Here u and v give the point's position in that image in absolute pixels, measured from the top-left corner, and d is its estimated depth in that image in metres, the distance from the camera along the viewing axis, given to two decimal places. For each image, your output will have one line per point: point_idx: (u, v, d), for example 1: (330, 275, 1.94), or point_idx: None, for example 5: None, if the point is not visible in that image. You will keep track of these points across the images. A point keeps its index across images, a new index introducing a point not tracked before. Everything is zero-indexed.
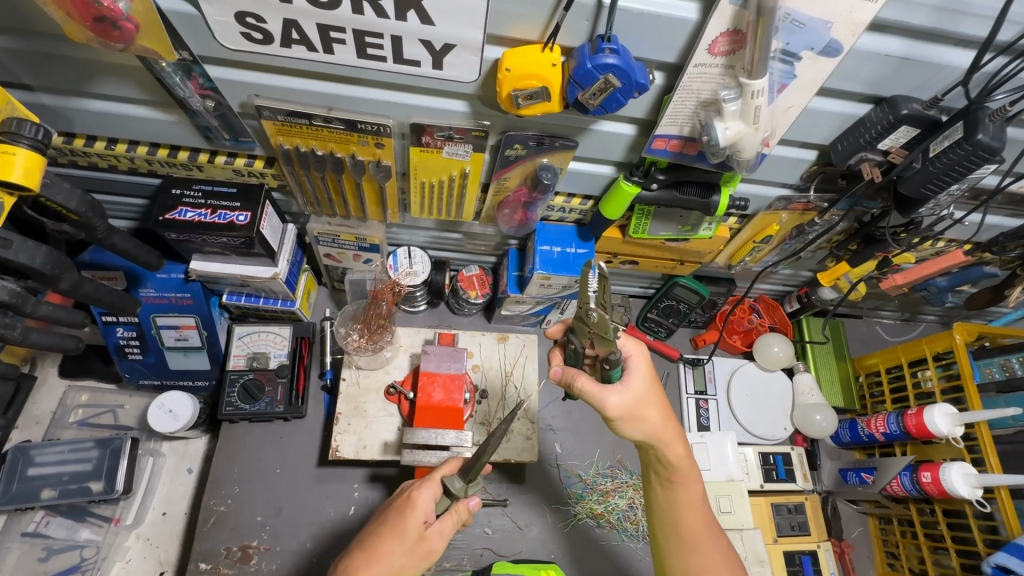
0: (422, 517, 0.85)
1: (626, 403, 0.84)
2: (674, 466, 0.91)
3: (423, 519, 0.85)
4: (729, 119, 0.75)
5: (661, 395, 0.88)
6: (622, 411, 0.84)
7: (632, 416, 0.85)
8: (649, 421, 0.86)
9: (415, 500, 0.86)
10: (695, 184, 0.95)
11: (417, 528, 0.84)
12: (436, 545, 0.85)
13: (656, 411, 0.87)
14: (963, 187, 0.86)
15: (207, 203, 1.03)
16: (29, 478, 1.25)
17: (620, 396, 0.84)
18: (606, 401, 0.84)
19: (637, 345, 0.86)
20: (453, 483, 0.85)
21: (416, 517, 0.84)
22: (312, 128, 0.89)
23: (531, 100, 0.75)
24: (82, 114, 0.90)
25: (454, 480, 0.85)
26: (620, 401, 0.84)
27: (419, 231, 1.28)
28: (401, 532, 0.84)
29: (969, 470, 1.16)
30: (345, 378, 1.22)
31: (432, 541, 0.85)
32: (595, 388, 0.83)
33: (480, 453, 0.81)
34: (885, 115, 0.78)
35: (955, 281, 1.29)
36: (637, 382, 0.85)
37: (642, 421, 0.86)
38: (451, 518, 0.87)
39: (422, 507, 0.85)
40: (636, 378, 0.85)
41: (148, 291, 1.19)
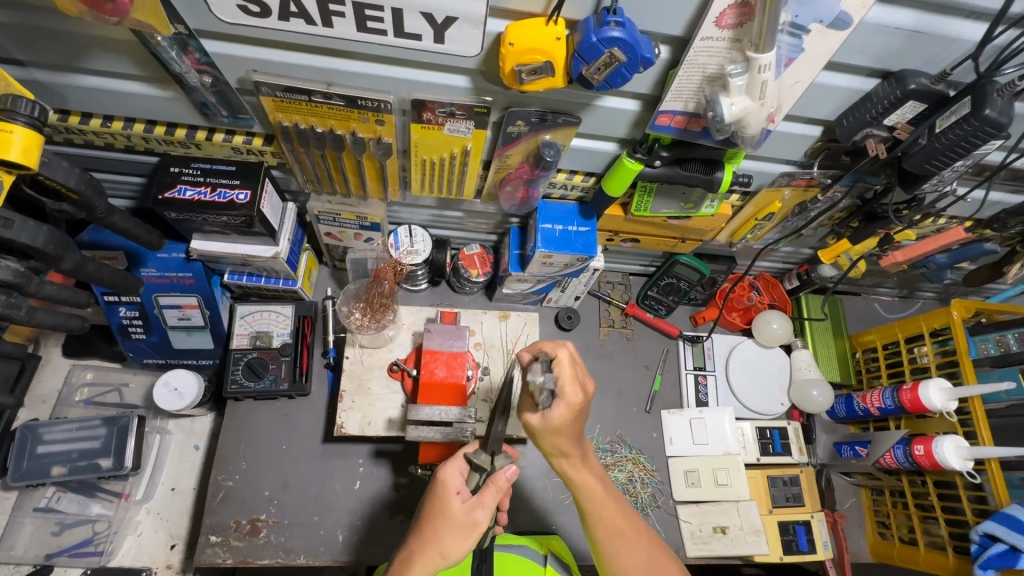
0: (455, 492, 0.86)
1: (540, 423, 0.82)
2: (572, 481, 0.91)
3: (457, 492, 0.86)
4: (735, 94, 0.74)
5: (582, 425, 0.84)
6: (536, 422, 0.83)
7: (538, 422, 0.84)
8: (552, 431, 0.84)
9: (444, 480, 0.87)
10: (698, 160, 0.94)
11: (455, 503, 0.85)
12: (481, 516, 0.84)
13: (565, 440, 0.84)
14: (968, 163, 0.86)
15: (206, 181, 1.02)
16: (38, 455, 1.27)
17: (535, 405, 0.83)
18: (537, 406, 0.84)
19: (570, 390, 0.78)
20: (477, 455, 0.88)
21: (450, 493, 0.85)
22: (311, 104, 0.87)
23: (535, 75, 0.74)
24: (77, 90, 0.88)
25: (478, 453, 0.88)
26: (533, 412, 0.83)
27: (419, 209, 1.27)
28: (443, 511, 0.85)
29: (961, 443, 1.19)
30: (348, 356, 1.23)
31: (475, 511, 0.84)
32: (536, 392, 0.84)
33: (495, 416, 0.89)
34: (892, 90, 0.78)
35: (954, 258, 1.29)
36: (558, 414, 0.79)
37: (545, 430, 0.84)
38: (492, 491, 0.86)
39: (452, 484, 0.87)
40: (556, 416, 0.79)
41: (149, 271, 1.19)
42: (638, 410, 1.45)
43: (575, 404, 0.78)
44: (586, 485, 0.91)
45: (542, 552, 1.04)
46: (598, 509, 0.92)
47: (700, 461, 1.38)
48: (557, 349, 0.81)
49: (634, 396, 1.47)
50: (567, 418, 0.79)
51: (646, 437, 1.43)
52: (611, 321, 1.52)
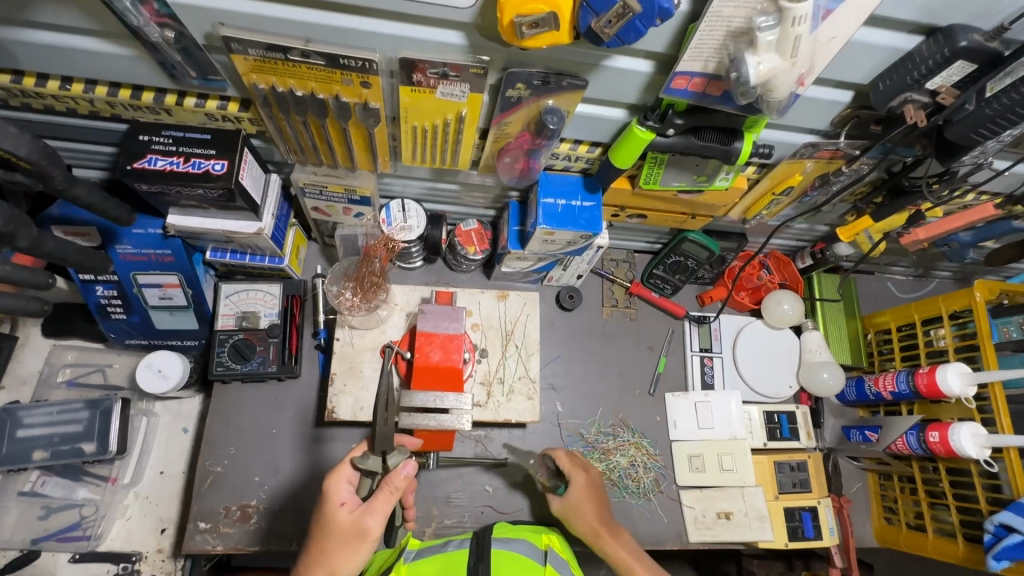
0: (340, 503, 0.85)
1: (564, 512, 1.13)
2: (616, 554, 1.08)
3: (342, 504, 0.85)
4: (762, 52, 0.66)
5: (597, 497, 1.14)
6: (561, 512, 1.14)
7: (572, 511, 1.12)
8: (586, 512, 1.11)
9: (329, 492, 0.86)
10: (716, 129, 0.86)
11: (340, 515, 0.84)
12: (371, 523, 0.84)
13: (590, 518, 1.11)
14: (1015, 132, 0.78)
15: (178, 150, 0.94)
16: (19, 439, 1.23)
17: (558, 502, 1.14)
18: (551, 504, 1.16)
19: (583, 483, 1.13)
20: (364, 462, 0.85)
21: (335, 506, 0.85)
22: (288, 64, 0.79)
23: (537, 29, 0.65)
24: (26, 48, 0.79)
25: (365, 459, 0.85)
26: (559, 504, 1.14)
27: (412, 181, 1.19)
28: (330, 523, 0.85)
29: (979, 431, 1.14)
30: (338, 338, 1.17)
31: (363, 519, 0.83)
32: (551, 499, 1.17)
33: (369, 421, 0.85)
34: (939, 48, 0.69)
35: (979, 236, 1.22)
36: (582, 502, 1.12)
37: (580, 514, 1.12)
38: (384, 495, 0.84)
39: (337, 496, 0.86)
40: (573, 494, 1.13)
41: (125, 248, 1.11)
42: (641, 393, 1.40)
43: (584, 482, 1.14)
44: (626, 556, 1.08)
45: (542, 549, 1.01)
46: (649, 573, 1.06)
47: (705, 446, 1.34)
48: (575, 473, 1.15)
49: (637, 379, 1.42)
50: (585, 491, 1.13)
51: (649, 421, 1.38)
52: (614, 301, 1.46)
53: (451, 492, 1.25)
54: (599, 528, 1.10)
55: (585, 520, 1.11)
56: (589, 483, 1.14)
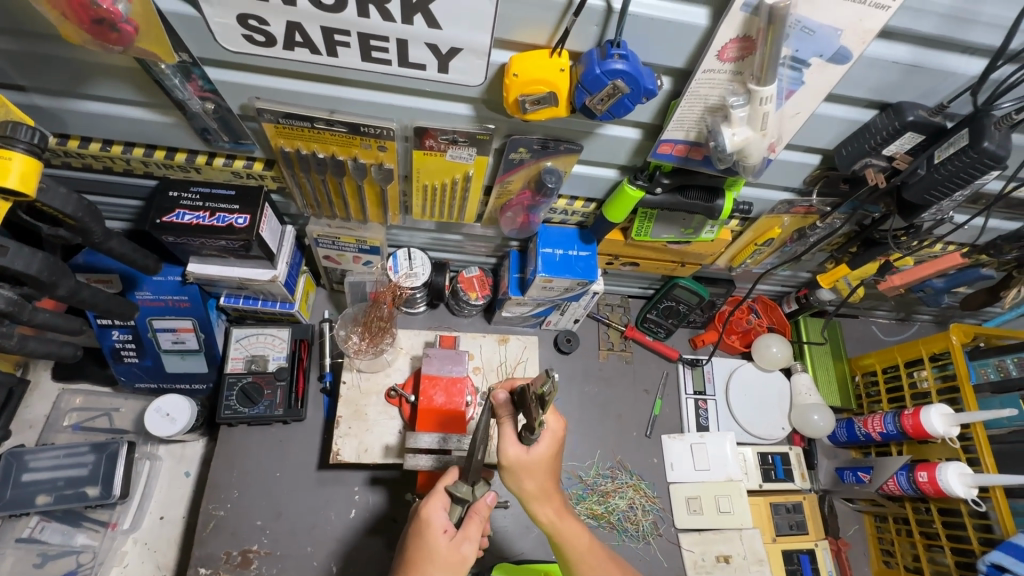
0: (442, 530, 0.85)
1: (518, 463, 0.89)
2: (555, 528, 0.93)
3: (443, 531, 0.84)
4: (737, 125, 0.75)
5: (554, 467, 0.93)
6: (516, 464, 0.89)
7: (519, 468, 0.90)
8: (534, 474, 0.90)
9: (428, 520, 0.85)
10: (700, 188, 0.95)
11: (442, 542, 0.84)
12: (469, 550, 0.85)
13: (542, 477, 0.91)
14: (966, 193, 0.87)
15: (204, 205, 1.01)
16: (23, 484, 1.23)
17: (515, 448, 0.89)
18: (506, 450, 0.89)
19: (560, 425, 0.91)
20: (459, 488, 0.86)
21: (436, 533, 0.84)
22: (312, 131, 0.87)
23: (538, 105, 0.74)
24: (78, 116, 0.88)
25: (459, 485, 0.87)
26: (513, 452, 0.89)
27: (418, 232, 1.27)
28: (429, 551, 0.83)
29: (965, 470, 1.17)
30: (345, 381, 1.21)
31: (462, 547, 0.84)
32: (507, 432, 0.90)
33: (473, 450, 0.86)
34: (891, 121, 0.78)
35: (951, 282, 1.28)
36: (541, 445, 0.89)
37: (530, 475, 0.90)
38: (476, 522, 0.87)
39: (438, 522, 0.85)
40: (545, 444, 0.90)
41: (144, 294, 1.17)
42: (638, 435, 1.44)
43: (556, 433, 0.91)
44: (569, 533, 0.92)
45: None
46: (586, 562, 0.91)
47: (701, 488, 1.36)
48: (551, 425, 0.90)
49: (634, 421, 1.45)
50: (550, 449, 0.90)
51: (647, 463, 1.40)
52: (610, 344, 1.52)
53: None
54: (548, 491, 0.92)
55: (532, 481, 0.90)
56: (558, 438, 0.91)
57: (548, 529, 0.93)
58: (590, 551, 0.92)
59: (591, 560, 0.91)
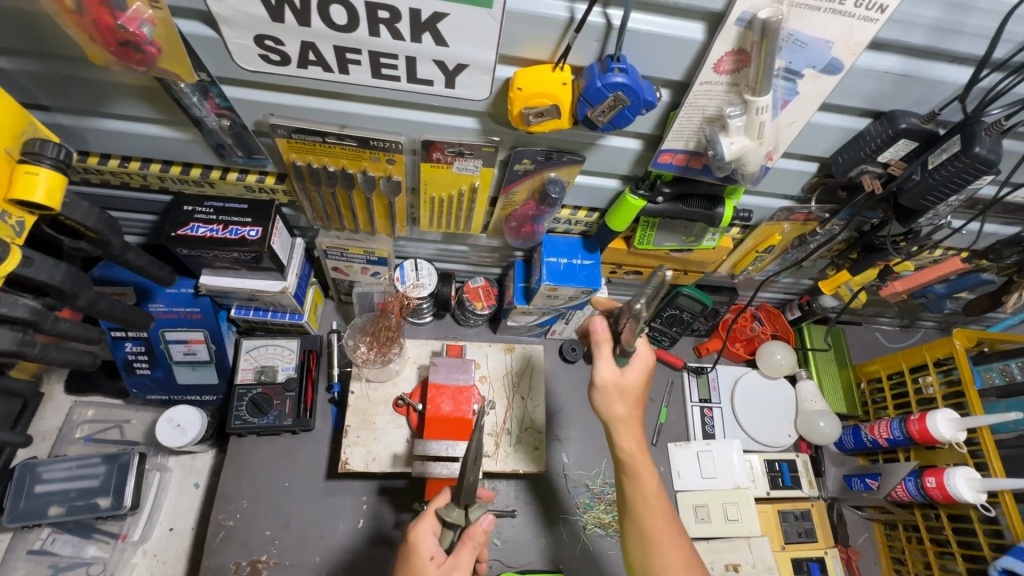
0: (428, 557, 0.86)
1: (609, 382, 0.94)
2: (631, 462, 0.93)
3: (431, 558, 0.86)
4: (734, 134, 0.77)
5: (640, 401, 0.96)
6: (609, 384, 0.94)
7: (611, 392, 0.94)
8: (620, 407, 0.94)
9: (416, 545, 0.86)
10: (701, 197, 0.98)
11: (429, 569, 0.85)
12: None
13: (631, 401, 0.94)
14: (961, 197, 0.89)
15: (218, 219, 1.04)
16: (36, 495, 1.25)
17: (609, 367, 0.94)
18: (597, 369, 0.94)
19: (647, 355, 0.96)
20: (448, 513, 0.86)
21: (424, 560, 0.85)
22: (324, 145, 0.90)
23: (542, 117, 0.77)
24: (99, 133, 0.91)
25: (450, 510, 0.87)
26: (608, 372, 0.94)
27: (425, 243, 1.30)
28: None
29: (974, 475, 1.17)
30: (354, 391, 1.23)
31: (451, 573, 0.85)
32: (603, 353, 0.95)
33: (462, 476, 0.85)
34: (884, 129, 0.80)
35: (953, 287, 1.29)
36: (632, 373, 0.94)
37: (621, 400, 0.94)
38: (467, 549, 0.87)
39: (426, 549, 0.86)
40: (636, 373, 0.94)
41: (158, 306, 1.19)
42: (644, 443, 1.44)
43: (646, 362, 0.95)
44: (645, 479, 0.92)
45: None
46: (642, 506, 0.92)
47: (708, 496, 1.36)
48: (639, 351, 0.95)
49: (640, 430, 1.45)
50: (639, 377, 0.94)
51: (653, 471, 1.41)
52: None
53: None
54: (633, 418, 0.95)
55: (621, 407, 0.94)
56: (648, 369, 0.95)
57: (624, 462, 0.94)
58: (655, 499, 0.92)
59: (652, 507, 0.92)
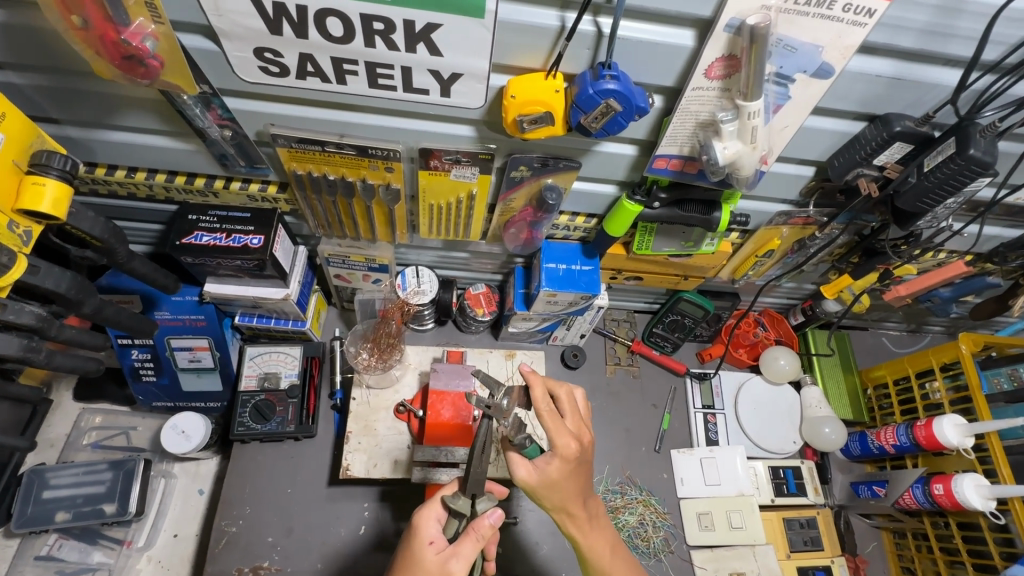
0: (428, 542, 0.85)
1: (535, 485, 0.85)
2: (557, 510, 0.89)
3: (430, 542, 0.85)
4: (727, 139, 0.78)
5: (579, 477, 0.87)
6: (532, 486, 0.86)
7: (543, 489, 0.86)
8: (563, 494, 0.87)
9: (418, 529, 0.87)
10: (697, 202, 0.98)
11: (427, 553, 0.84)
12: (456, 567, 0.82)
13: (567, 491, 0.87)
14: (959, 199, 0.88)
15: (222, 227, 1.05)
16: (43, 500, 1.26)
17: (528, 469, 0.85)
18: (517, 475, 0.86)
19: (565, 442, 0.84)
20: (454, 500, 0.88)
21: (423, 545, 0.85)
22: (324, 154, 0.92)
23: (536, 125, 0.78)
24: (105, 145, 0.94)
25: (456, 497, 0.88)
26: (529, 474, 0.85)
27: (426, 250, 1.31)
28: (415, 561, 0.84)
29: (982, 481, 1.15)
30: (355, 397, 1.23)
31: (448, 562, 0.82)
32: (514, 459, 0.87)
33: (469, 463, 0.88)
34: (879, 132, 0.81)
35: (958, 291, 1.27)
36: (555, 471, 0.84)
37: (557, 491, 0.86)
38: (470, 540, 0.84)
39: (426, 533, 0.86)
40: (554, 468, 0.84)
41: (163, 314, 1.22)
42: (647, 450, 1.43)
43: (567, 455, 0.84)
44: (596, 543, 0.95)
45: None
46: (589, 539, 0.94)
47: (712, 503, 1.35)
48: (559, 444, 0.84)
49: (643, 436, 1.45)
50: (562, 472, 0.84)
51: (657, 478, 1.39)
52: (617, 358, 1.52)
53: None
54: (559, 483, 0.85)
55: (554, 495, 0.87)
56: (571, 458, 0.84)
57: (576, 538, 0.94)
58: (592, 527, 0.94)
59: (592, 534, 0.94)
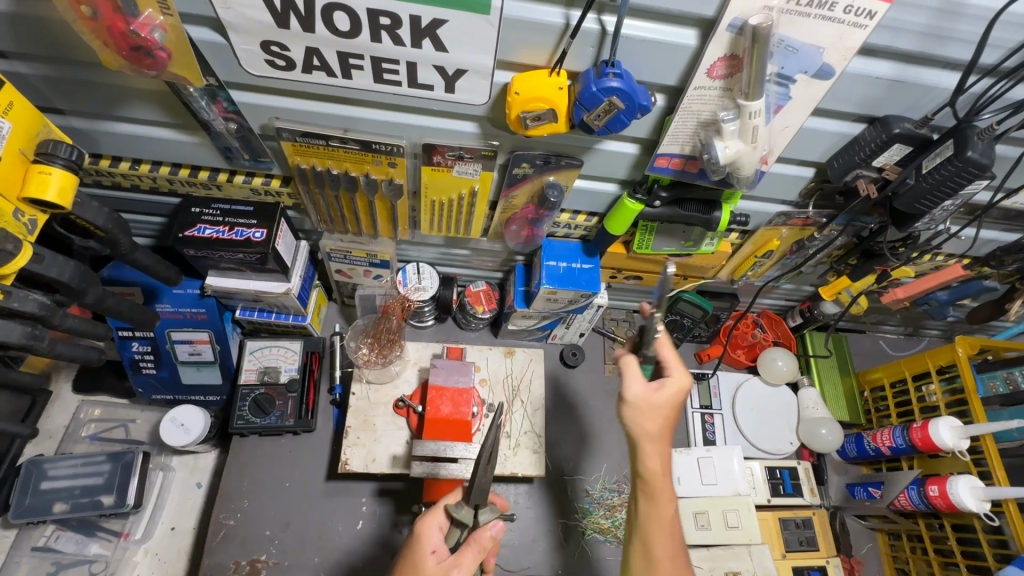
0: (430, 551, 0.86)
1: (636, 402, 0.89)
2: (639, 441, 0.90)
3: (432, 551, 0.86)
4: (729, 138, 0.79)
5: (673, 419, 0.91)
6: (638, 402, 0.89)
7: (641, 407, 0.89)
8: (650, 424, 0.89)
9: (420, 537, 0.87)
10: (697, 201, 0.99)
11: (429, 562, 0.85)
12: None
13: (659, 424, 0.89)
14: (956, 202, 0.89)
15: (225, 220, 1.06)
16: (41, 491, 1.26)
17: (641, 387, 0.90)
18: (627, 389, 0.90)
19: (683, 371, 0.91)
20: (458, 509, 0.87)
21: (425, 552, 0.85)
22: (328, 148, 0.92)
23: (539, 121, 0.79)
24: (110, 137, 0.94)
25: (459, 506, 0.88)
26: (640, 392, 0.89)
27: (427, 247, 1.32)
28: (416, 569, 0.84)
29: (977, 484, 1.16)
30: (355, 391, 1.24)
31: (449, 572, 0.83)
32: (627, 368, 0.91)
33: (474, 472, 0.87)
34: (878, 134, 0.81)
35: (955, 295, 1.27)
36: (665, 393, 0.89)
37: (649, 416, 0.89)
38: (471, 551, 0.85)
39: (428, 542, 0.87)
40: (666, 393, 0.89)
41: (165, 306, 1.22)
42: None
43: (682, 384, 0.91)
44: (661, 499, 0.91)
45: None
46: (654, 482, 0.91)
47: (709, 503, 1.34)
48: (676, 372, 0.92)
49: None
50: (671, 401, 0.90)
51: None
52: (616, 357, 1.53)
53: None
54: (654, 408, 0.89)
55: (649, 422, 0.89)
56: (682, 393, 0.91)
57: (641, 477, 0.91)
58: (658, 478, 0.91)
59: (657, 483, 0.91)
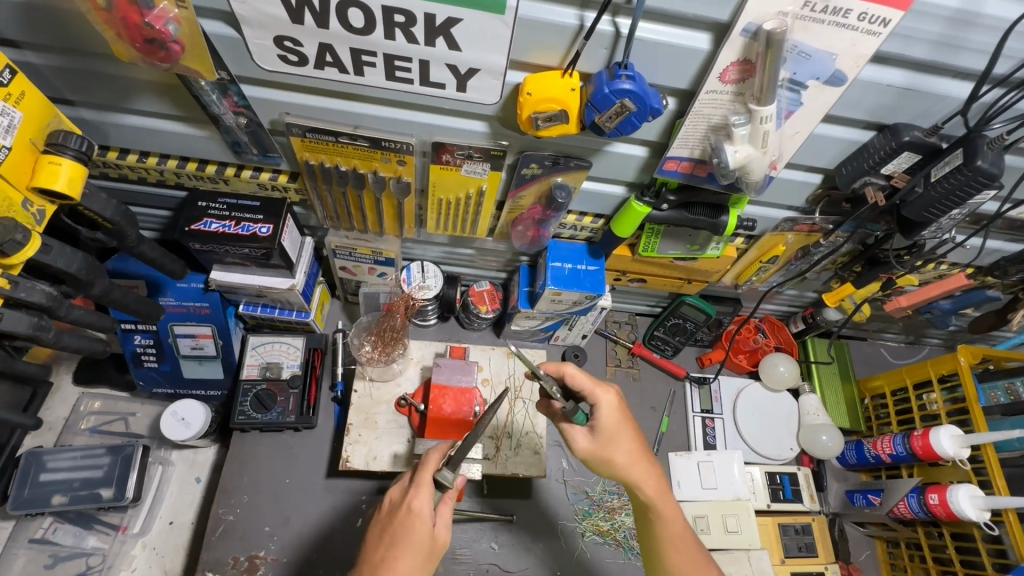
0: (429, 523, 0.87)
1: (592, 449, 0.95)
2: (627, 470, 0.95)
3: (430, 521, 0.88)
4: (739, 142, 0.79)
5: (630, 431, 0.96)
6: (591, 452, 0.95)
7: (603, 453, 0.95)
8: (619, 455, 0.95)
9: (418, 511, 0.87)
10: (705, 205, 0.98)
11: (427, 531, 0.87)
12: (443, 535, 0.90)
13: (623, 454, 0.95)
14: (964, 211, 0.90)
15: (231, 215, 1.05)
16: (40, 483, 1.26)
17: (586, 437, 0.96)
18: (575, 442, 0.96)
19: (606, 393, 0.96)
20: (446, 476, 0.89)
21: (424, 524, 0.87)
22: (337, 145, 0.92)
23: (550, 122, 0.79)
24: (119, 128, 0.94)
25: (446, 472, 0.89)
26: (587, 442, 0.96)
27: (432, 246, 1.32)
28: (413, 540, 0.86)
29: (977, 493, 1.16)
30: (357, 389, 1.23)
31: (440, 534, 0.89)
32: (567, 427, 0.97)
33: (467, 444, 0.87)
34: (888, 141, 0.82)
35: (958, 304, 1.27)
36: (607, 426, 0.95)
37: (613, 450, 0.95)
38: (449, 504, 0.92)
39: (424, 512, 0.87)
40: (602, 422, 0.95)
41: (168, 300, 1.22)
42: None
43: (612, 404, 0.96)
44: (666, 515, 0.96)
45: None
46: (660, 504, 0.96)
47: (709, 507, 1.34)
48: (598, 394, 0.95)
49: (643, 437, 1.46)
50: (612, 425, 0.95)
51: None
52: (617, 360, 1.53)
53: (457, 549, 1.25)
54: (611, 438, 0.95)
55: (615, 453, 0.95)
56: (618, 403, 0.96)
57: (648, 504, 0.96)
58: (660, 496, 0.96)
59: (663, 504, 0.96)
